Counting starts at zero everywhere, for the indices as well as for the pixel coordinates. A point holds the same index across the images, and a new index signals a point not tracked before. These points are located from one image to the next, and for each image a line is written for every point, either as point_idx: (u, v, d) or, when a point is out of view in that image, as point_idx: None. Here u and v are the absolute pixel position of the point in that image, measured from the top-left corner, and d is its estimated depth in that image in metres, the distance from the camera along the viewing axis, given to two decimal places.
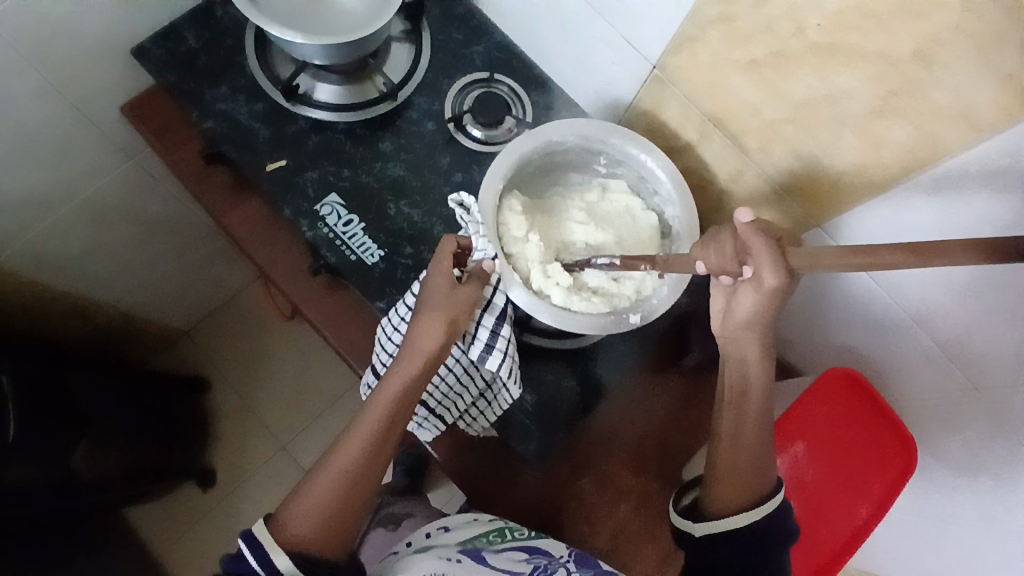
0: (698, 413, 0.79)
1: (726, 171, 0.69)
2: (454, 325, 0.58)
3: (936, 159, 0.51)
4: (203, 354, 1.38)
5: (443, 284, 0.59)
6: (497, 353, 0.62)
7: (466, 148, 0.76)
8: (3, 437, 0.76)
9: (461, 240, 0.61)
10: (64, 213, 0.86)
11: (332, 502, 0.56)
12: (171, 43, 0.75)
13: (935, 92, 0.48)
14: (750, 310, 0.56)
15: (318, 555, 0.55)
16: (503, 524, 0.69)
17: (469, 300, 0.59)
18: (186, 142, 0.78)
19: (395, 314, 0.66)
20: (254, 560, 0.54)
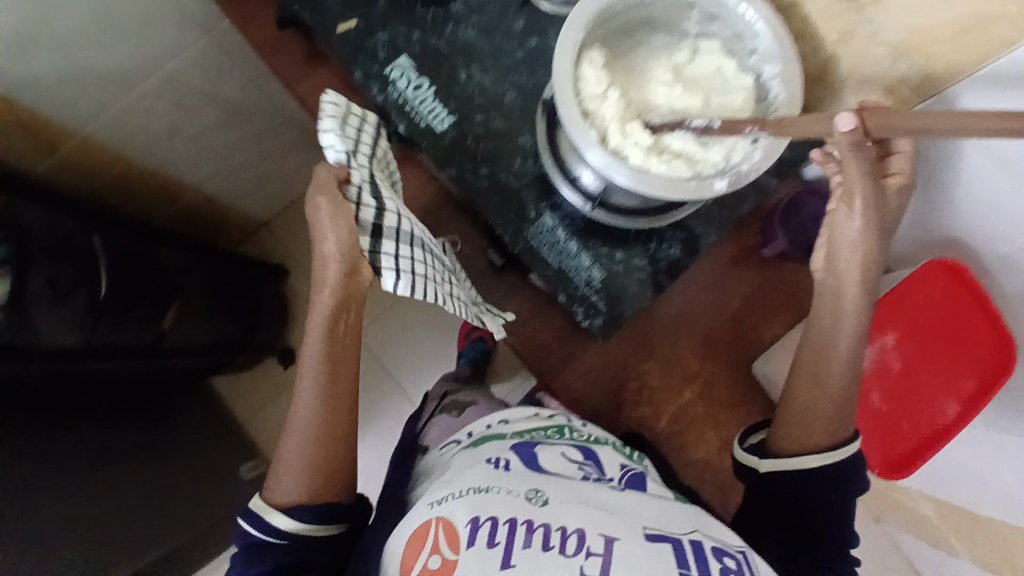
0: (773, 301, 0.76)
1: (834, 30, 0.62)
2: (349, 250, 0.59)
3: None
4: (282, 243, 1.45)
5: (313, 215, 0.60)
6: (388, 272, 0.60)
7: (543, 12, 0.71)
8: (96, 293, 0.82)
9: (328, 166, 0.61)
10: (147, 87, 0.90)
11: (309, 453, 0.65)
12: None
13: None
14: (852, 236, 0.60)
15: (313, 499, 0.65)
16: (564, 424, 0.69)
17: (342, 215, 0.59)
18: (262, 7, 0.77)
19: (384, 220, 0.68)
20: (253, 526, 0.63)
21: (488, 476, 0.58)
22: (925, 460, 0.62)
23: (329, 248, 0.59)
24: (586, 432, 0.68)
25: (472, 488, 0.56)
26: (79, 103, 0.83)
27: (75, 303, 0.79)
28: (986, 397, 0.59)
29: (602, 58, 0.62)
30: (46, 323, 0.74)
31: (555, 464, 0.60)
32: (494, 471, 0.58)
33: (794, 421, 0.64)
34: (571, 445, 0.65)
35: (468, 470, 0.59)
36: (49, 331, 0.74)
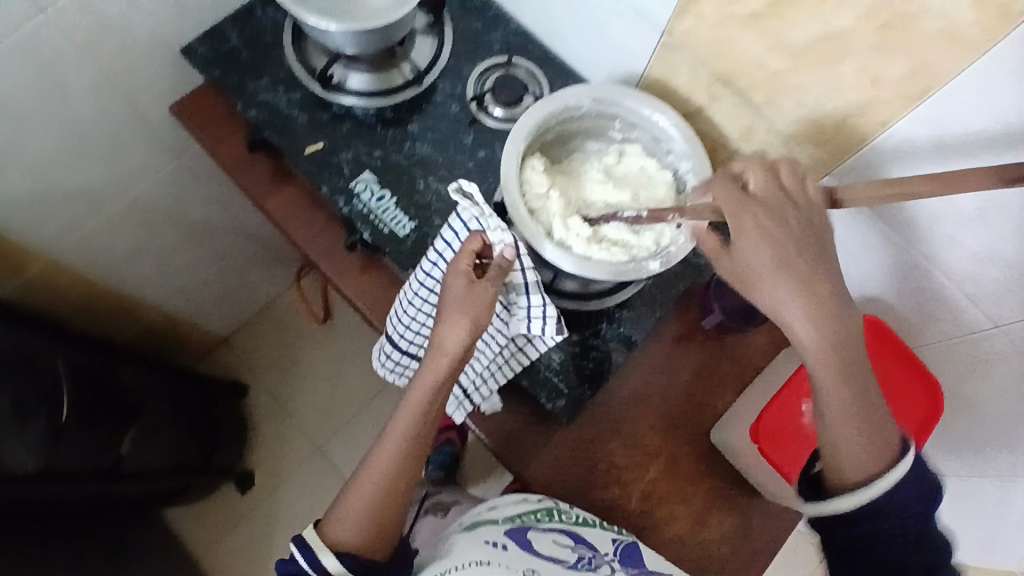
0: (720, 372, 0.81)
1: (736, 129, 0.72)
2: (477, 327, 0.61)
3: (930, 90, 0.54)
4: (242, 359, 1.44)
5: (462, 284, 0.62)
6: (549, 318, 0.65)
7: (488, 127, 0.81)
8: (57, 416, 0.80)
9: (485, 237, 0.63)
10: (117, 210, 0.93)
11: (369, 504, 0.63)
12: (218, 43, 0.80)
13: (927, 16, 0.50)
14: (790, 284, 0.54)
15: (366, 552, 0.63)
16: (552, 505, 0.70)
17: (488, 300, 0.61)
18: (233, 135, 0.84)
19: (413, 281, 0.70)
20: (306, 562, 0.62)
21: (486, 556, 0.64)
22: None
23: (457, 321, 0.61)
24: (575, 512, 0.71)
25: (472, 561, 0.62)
26: (47, 227, 0.85)
27: (34, 429, 0.77)
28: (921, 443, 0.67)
29: (542, 163, 0.71)
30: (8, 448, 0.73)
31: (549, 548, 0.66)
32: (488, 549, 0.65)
33: (814, 456, 0.62)
34: (562, 530, 0.68)
35: (468, 547, 0.65)
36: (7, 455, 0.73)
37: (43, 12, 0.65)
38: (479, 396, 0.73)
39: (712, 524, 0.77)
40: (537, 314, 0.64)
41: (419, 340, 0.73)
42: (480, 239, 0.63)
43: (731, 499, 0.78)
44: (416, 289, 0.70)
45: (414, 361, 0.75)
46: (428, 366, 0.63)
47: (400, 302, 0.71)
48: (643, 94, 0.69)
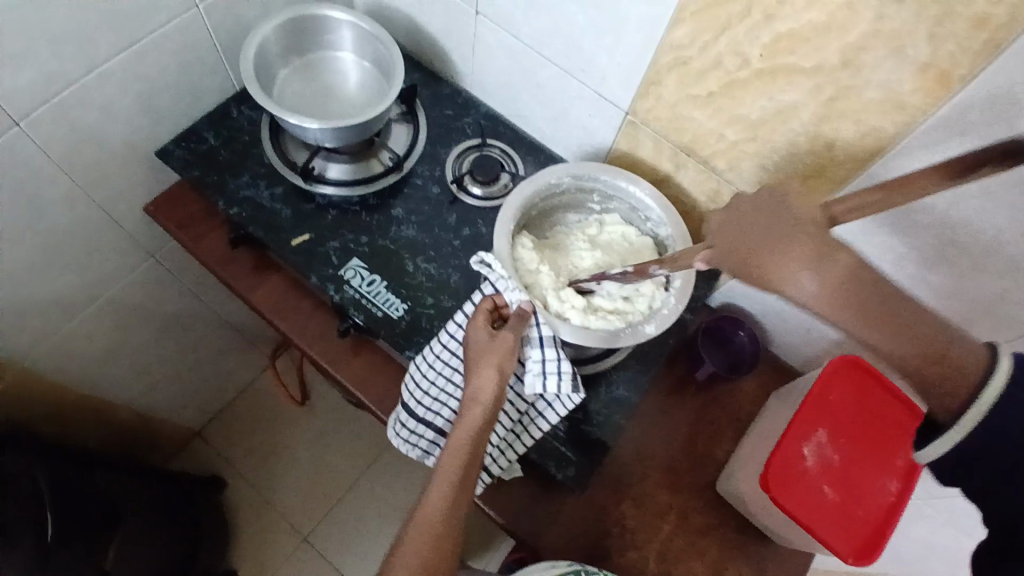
0: (716, 421, 0.84)
1: (703, 193, 0.77)
2: (506, 372, 0.65)
3: (882, 149, 0.58)
4: (218, 451, 1.37)
5: (485, 336, 0.67)
6: (553, 372, 0.67)
7: (468, 206, 0.84)
8: (43, 537, 0.75)
9: (499, 299, 0.69)
10: (89, 313, 0.90)
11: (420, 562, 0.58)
12: (195, 144, 0.82)
13: (868, 89, 0.56)
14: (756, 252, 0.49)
15: None
16: (580, 567, 0.68)
17: (511, 348, 0.66)
18: (214, 232, 0.84)
19: (435, 347, 0.73)
20: None
21: None
22: (884, 544, 0.67)
23: (489, 369, 0.65)
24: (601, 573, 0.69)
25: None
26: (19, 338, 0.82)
27: (20, 555, 0.71)
28: (916, 475, 0.70)
29: (530, 240, 0.74)
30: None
31: None
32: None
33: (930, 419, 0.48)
34: None
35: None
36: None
37: (19, 125, 0.65)
38: (496, 466, 0.72)
39: None
40: (552, 367, 0.67)
41: (436, 407, 0.74)
42: (493, 299, 0.69)
43: (742, 547, 0.80)
44: (439, 354, 0.73)
45: (428, 430, 0.75)
46: (466, 415, 0.65)
47: (414, 375, 0.74)
48: (618, 168, 0.73)
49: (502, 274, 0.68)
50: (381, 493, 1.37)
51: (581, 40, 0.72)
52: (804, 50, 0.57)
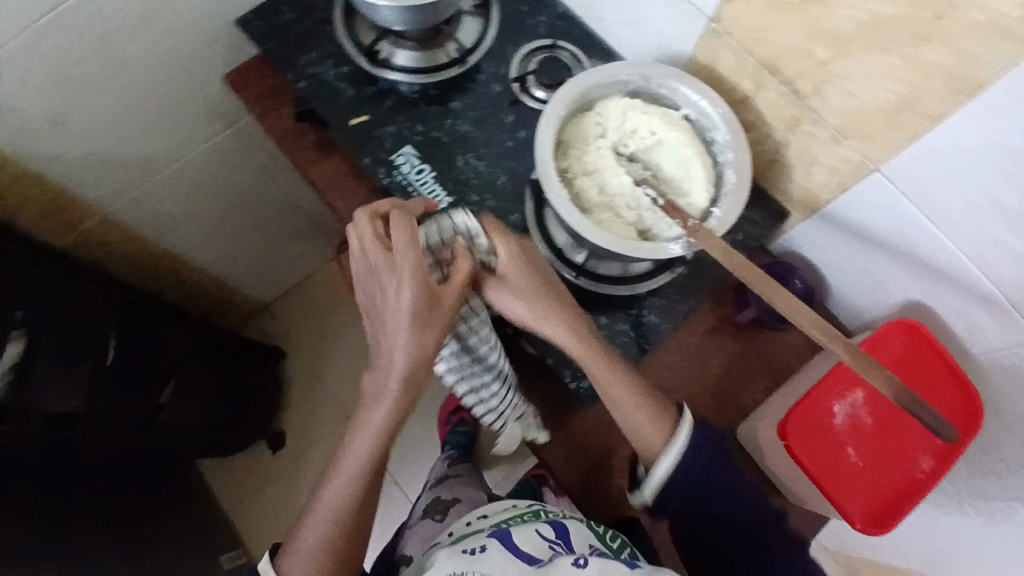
0: (752, 366, 0.79)
1: (782, 121, 0.71)
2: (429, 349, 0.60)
3: (985, 83, 0.52)
4: (279, 326, 1.47)
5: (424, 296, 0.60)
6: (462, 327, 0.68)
7: (529, 108, 0.81)
8: (100, 363, 0.87)
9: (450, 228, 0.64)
10: (172, 175, 0.98)
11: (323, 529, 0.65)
12: (271, 17, 0.84)
13: (974, 8, 0.49)
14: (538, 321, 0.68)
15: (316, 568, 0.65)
16: (539, 508, 0.75)
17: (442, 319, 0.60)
18: (283, 106, 0.86)
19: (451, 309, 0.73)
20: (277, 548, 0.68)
21: (459, 566, 0.61)
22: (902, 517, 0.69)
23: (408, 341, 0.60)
24: (560, 510, 0.74)
25: (449, 575, 0.60)
26: (103, 185, 0.90)
27: (78, 375, 0.84)
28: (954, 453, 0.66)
29: (610, 99, 0.70)
30: (52, 388, 0.80)
31: (526, 544, 0.65)
32: (467, 557, 0.63)
33: None
34: (544, 521, 0.71)
35: (444, 560, 0.63)
36: (50, 393, 0.80)
37: None
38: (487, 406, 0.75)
39: None
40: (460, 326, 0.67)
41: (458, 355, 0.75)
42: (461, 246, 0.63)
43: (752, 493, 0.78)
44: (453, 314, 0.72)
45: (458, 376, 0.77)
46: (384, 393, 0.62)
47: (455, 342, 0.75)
48: (690, 76, 0.67)
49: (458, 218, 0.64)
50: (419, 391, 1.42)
51: None
52: None
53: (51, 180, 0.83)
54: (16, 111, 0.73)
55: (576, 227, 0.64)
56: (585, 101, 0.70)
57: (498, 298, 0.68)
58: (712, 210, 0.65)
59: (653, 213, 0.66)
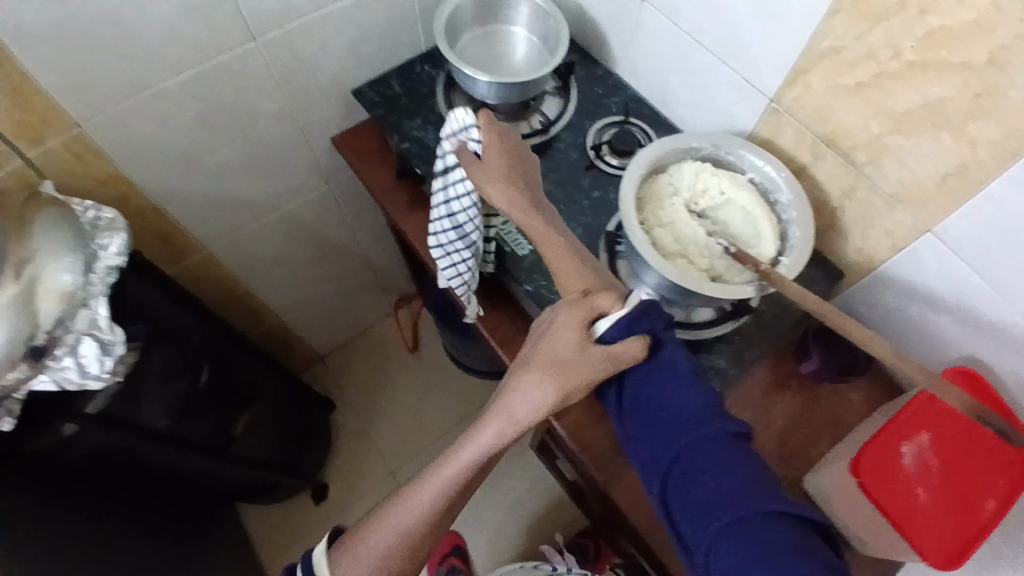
0: (814, 421, 0.85)
1: (839, 188, 0.79)
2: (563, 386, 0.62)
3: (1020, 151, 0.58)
4: (334, 378, 1.53)
5: (571, 340, 0.64)
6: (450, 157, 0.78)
7: (603, 172, 0.91)
8: (194, 383, 0.92)
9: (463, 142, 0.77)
10: (270, 220, 1.09)
11: (394, 537, 0.60)
12: (384, 89, 0.98)
13: (1013, 88, 0.57)
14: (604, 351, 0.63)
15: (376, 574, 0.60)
16: None
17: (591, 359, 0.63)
18: (384, 164, 1.00)
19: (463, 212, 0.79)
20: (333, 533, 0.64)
21: None
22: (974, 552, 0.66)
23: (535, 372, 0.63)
24: None
25: None
26: (213, 223, 1.01)
27: (177, 387, 0.88)
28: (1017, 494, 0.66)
29: (684, 163, 0.79)
30: (149, 402, 0.84)
31: None
32: None
33: None
34: None
35: None
36: (148, 406, 0.84)
37: (256, 40, 0.83)
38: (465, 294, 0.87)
39: None
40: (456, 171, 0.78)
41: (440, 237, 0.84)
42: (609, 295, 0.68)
43: None
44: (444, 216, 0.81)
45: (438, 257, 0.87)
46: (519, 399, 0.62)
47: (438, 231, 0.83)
48: (756, 146, 0.77)
49: (466, 124, 0.76)
50: None
51: (738, 24, 0.77)
52: (955, 46, 0.59)
53: (165, 209, 0.94)
54: (158, 143, 0.86)
55: (658, 268, 0.71)
56: (662, 163, 0.79)
57: (484, 183, 0.74)
58: (780, 260, 0.72)
59: (725, 262, 0.74)
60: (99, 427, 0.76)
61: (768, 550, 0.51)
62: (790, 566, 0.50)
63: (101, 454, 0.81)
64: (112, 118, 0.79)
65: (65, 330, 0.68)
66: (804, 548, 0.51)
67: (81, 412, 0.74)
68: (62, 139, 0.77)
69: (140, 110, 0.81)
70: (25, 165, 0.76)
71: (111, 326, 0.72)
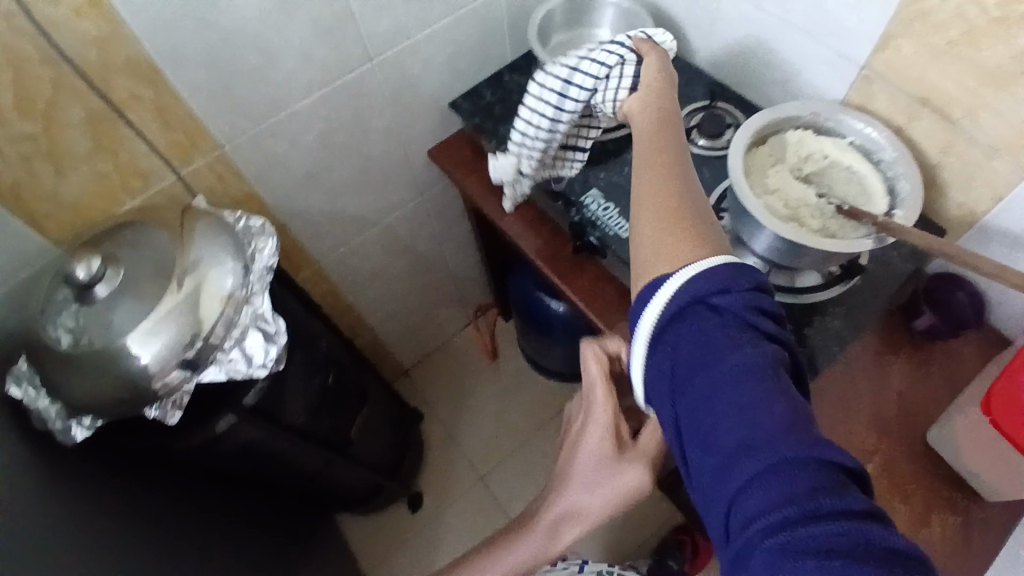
0: (931, 375, 0.86)
1: (936, 146, 0.82)
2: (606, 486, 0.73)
3: None
4: (419, 391, 1.57)
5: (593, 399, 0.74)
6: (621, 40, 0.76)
7: (697, 154, 0.96)
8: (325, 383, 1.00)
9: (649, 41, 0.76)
10: (371, 233, 1.15)
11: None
12: (477, 100, 1.05)
13: None
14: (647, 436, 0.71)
15: None
16: None
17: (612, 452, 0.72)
18: (481, 170, 1.06)
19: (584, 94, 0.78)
20: None
21: None
22: None
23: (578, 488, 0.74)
24: None
25: None
26: (322, 237, 1.07)
27: (312, 386, 0.97)
28: None
29: (785, 133, 0.84)
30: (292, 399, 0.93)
31: None
32: None
33: None
34: None
35: None
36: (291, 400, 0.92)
37: (372, 61, 0.91)
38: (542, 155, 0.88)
39: (935, 524, 0.78)
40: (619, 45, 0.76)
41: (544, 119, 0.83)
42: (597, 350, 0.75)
43: (953, 498, 0.80)
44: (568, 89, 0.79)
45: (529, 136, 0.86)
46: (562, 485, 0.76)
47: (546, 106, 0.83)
48: (854, 112, 0.82)
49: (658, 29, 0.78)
50: (552, 452, 1.46)
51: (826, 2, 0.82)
52: None
53: (286, 225, 1.01)
54: (286, 162, 0.93)
55: (774, 227, 0.75)
56: (764, 135, 0.84)
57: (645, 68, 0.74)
58: (894, 213, 0.76)
59: (836, 220, 0.77)
60: (253, 418, 0.85)
61: (788, 484, 0.42)
62: (812, 498, 0.41)
63: (251, 448, 0.89)
64: (249, 141, 0.87)
65: (230, 325, 0.77)
66: (836, 484, 0.42)
67: (240, 404, 0.83)
68: (210, 160, 0.85)
69: (275, 132, 0.89)
70: (174, 182, 0.85)
71: (273, 319, 0.81)
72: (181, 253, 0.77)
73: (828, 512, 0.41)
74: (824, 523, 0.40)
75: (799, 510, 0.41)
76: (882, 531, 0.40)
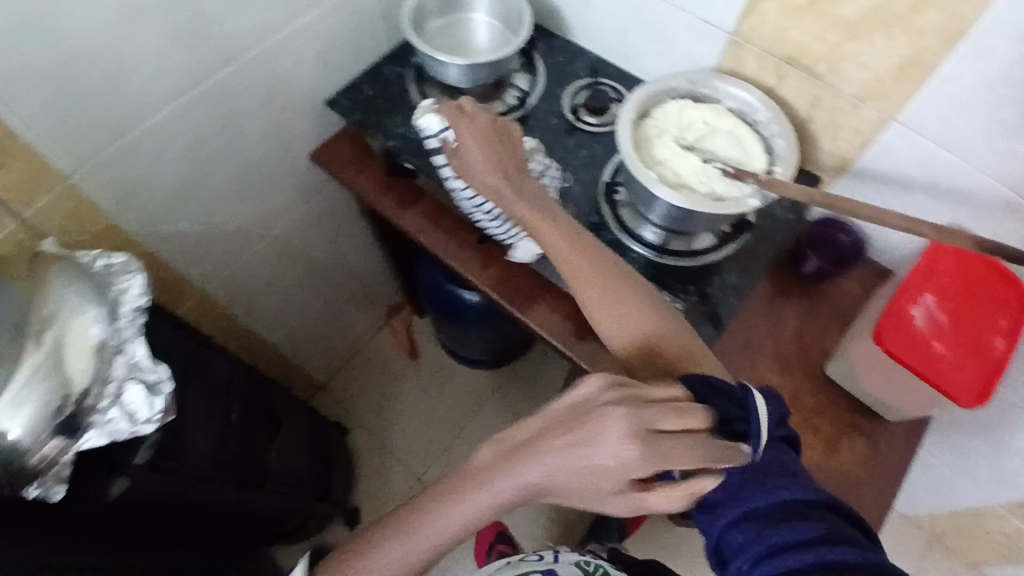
0: (823, 316, 0.91)
1: (806, 102, 0.86)
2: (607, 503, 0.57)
3: (972, 25, 0.67)
4: (339, 403, 1.50)
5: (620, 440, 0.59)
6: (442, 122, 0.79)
7: (586, 132, 0.95)
8: (228, 418, 0.93)
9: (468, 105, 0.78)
10: (260, 248, 1.07)
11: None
12: (354, 95, 0.98)
13: None
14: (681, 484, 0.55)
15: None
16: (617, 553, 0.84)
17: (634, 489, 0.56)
18: (370, 167, 1.01)
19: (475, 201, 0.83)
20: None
21: None
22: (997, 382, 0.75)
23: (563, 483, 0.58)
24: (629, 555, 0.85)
25: None
26: (204, 260, 0.98)
27: (214, 422, 0.89)
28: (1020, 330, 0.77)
29: (666, 103, 0.86)
30: (195, 439, 0.86)
31: None
32: None
33: None
34: None
35: None
36: (192, 442, 0.85)
37: (232, 64, 0.82)
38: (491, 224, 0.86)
39: (844, 452, 0.84)
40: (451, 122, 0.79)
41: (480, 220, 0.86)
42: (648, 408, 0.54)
43: (858, 425, 0.86)
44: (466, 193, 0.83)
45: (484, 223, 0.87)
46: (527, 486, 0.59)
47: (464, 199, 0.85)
48: (727, 77, 0.85)
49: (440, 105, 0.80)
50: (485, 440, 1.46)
51: None
52: None
53: (161, 254, 0.91)
54: (151, 184, 0.83)
55: (667, 196, 0.75)
56: (647, 106, 0.85)
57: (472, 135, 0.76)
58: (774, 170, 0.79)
59: (722, 182, 0.79)
60: (154, 473, 0.77)
61: (761, 521, 0.53)
62: (774, 532, 0.52)
63: (160, 502, 0.80)
64: (103, 167, 0.76)
65: (104, 381, 0.69)
66: (798, 516, 0.53)
67: (132, 463, 0.74)
68: (59, 196, 0.74)
69: (131, 154, 0.79)
70: (18, 228, 0.72)
71: (153, 366, 0.72)
72: (32, 308, 0.67)
73: (801, 543, 0.51)
74: (795, 552, 0.51)
75: (768, 544, 0.52)
76: (851, 554, 0.50)
